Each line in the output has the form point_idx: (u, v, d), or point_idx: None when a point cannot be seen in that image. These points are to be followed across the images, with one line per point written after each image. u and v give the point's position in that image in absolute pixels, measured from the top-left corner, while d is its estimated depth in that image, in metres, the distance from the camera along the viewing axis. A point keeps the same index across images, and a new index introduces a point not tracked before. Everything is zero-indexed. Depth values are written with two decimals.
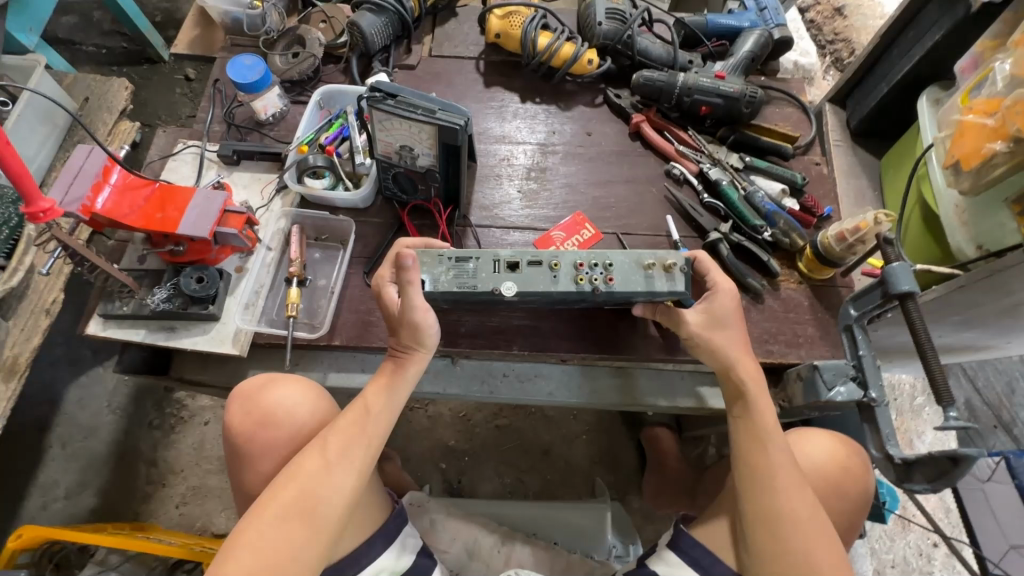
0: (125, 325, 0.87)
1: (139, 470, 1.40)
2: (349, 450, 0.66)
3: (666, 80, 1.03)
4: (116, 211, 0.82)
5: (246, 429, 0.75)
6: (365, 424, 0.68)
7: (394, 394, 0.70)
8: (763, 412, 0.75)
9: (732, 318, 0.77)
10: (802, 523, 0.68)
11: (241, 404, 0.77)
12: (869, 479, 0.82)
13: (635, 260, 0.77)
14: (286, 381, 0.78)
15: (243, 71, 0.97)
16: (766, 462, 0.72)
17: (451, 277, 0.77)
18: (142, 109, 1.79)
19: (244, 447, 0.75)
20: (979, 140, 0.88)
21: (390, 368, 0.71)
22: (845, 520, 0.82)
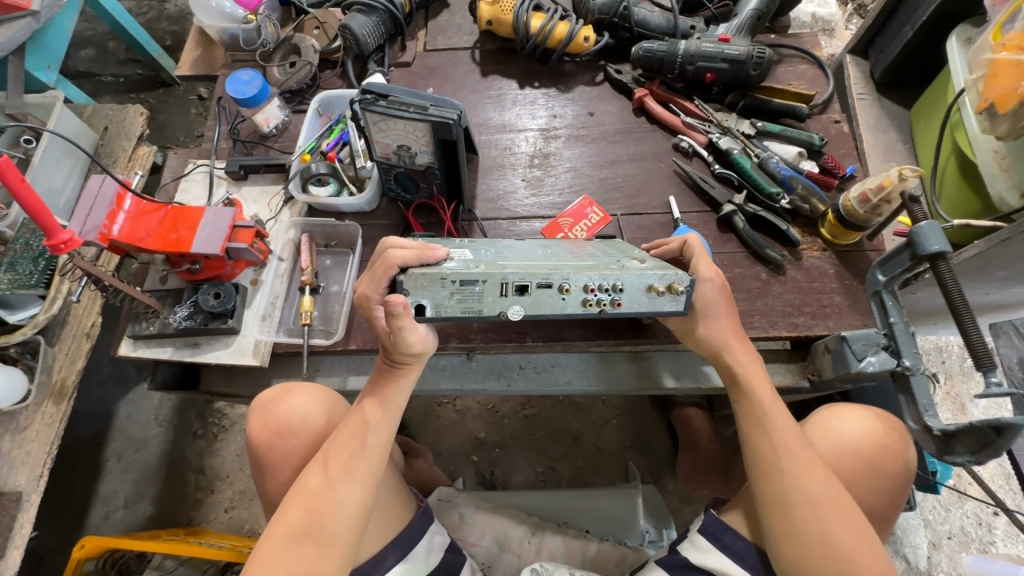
0: (154, 343, 0.91)
1: (188, 477, 1.47)
2: (348, 462, 0.67)
3: (666, 50, 0.98)
4: (133, 236, 0.85)
5: (266, 438, 0.77)
6: (365, 437, 0.69)
7: (390, 402, 0.71)
8: (760, 394, 0.73)
9: (719, 308, 0.75)
10: (823, 506, 0.64)
11: (259, 414, 0.79)
12: (908, 454, 0.77)
13: (645, 284, 0.67)
14: (301, 390, 0.80)
15: (240, 86, 0.99)
16: (770, 444, 0.69)
17: (455, 302, 0.66)
18: (162, 133, 1.85)
19: (264, 456, 0.77)
20: (1013, 80, 0.80)
21: (390, 375, 0.71)
22: (889, 499, 0.77)
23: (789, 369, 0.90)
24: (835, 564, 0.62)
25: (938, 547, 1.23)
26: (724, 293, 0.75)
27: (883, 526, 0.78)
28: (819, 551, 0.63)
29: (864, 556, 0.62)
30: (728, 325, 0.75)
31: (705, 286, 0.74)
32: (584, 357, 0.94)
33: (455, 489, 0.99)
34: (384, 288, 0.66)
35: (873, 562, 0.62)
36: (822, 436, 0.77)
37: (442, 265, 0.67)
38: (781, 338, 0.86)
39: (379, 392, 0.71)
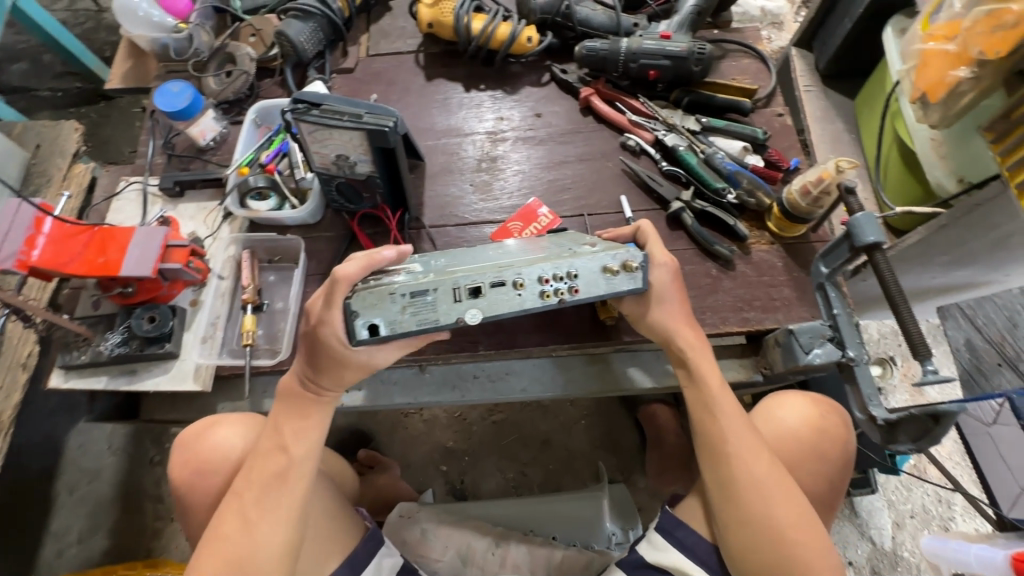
0: (86, 374, 0.86)
1: (146, 507, 1.41)
2: (267, 501, 0.65)
3: (609, 48, 0.97)
4: (55, 261, 0.80)
5: (188, 476, 0.76)
6: (290, 467, 0.67)
7: (311, 431, 0.69)
8: (711, 386, 0.72)
9: (671, 292, 0.73)
10: (767, 490, 0.66)
11: (185, 446, 0.77)
12: (848, 438, 0.78)
13: (599, 265, 0.67)
14: (227, 421, 0.78)
15: (170, 99, 0.95)
16: (719, 431, 0.70)
17: (409, 316, 0.63)
18: (105, 148, 1.77)
19: (187, 494, 0.76)
20: (941, 70, 0.81)
21: (311, 403, 0.69)
22: (831, 485, 0.78)
23: (743, 364, 0.90)
24: (779, 545, 0.64)
25: (902, 527, 1.26)
26: (677, 285, 0.74)
27: (827, 513, 0.79)
28: (765, 534, 0.65)
29: (805, 537, 0.64)
30: (678, 321, 0.74)
31: (660, 271, 0.73)
32: (540, 363, 0.92)
33: (418, 504, 0.97)
34: (341, 318, 0.64)
35: (812, 542, 0.64)
36: (762, 424, 0.79)
37: (392, 281, 0.65)
38: (734, 333, 0.86)
39: (300, 419, 0.69)
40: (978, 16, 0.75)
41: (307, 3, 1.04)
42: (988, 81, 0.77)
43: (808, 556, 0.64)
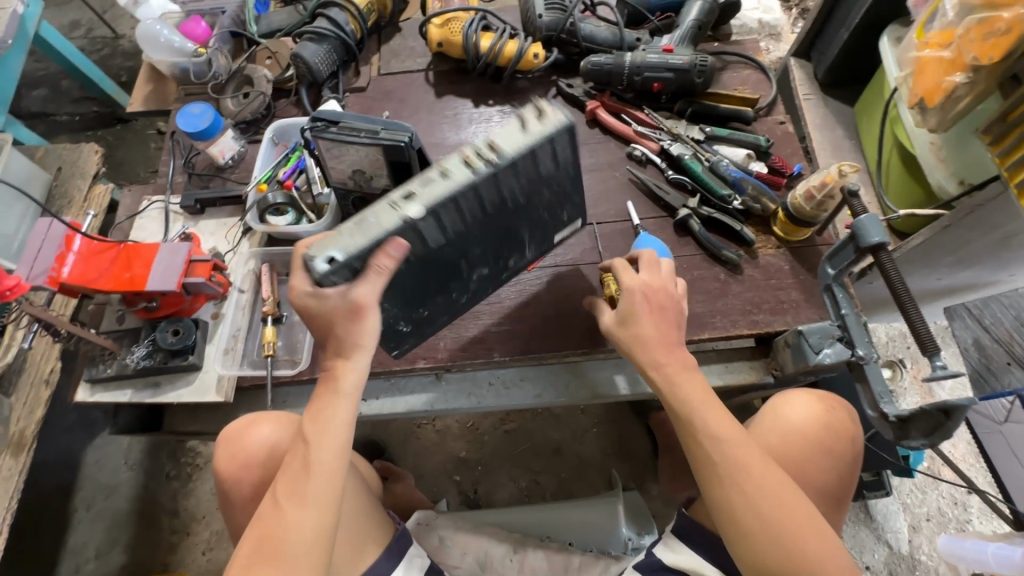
0: (112, 387, 0.88)
1: (162, 521, 1.42)
2: (293, 487, 0.61)
3: (613, 62, 1.01)
4: (85, 277, 0.83)
5: (234, 471, 0.77)
6: (313, 452, 0.61)
7: (338, 413, 0.62)
8: (701, 406, 0.67)
9: (639, 310, 0.71)
10: (773, 497, 0.63)
11: (231, 441, 0.79)
12: (854, 434, 0.81)
13: (511, 122, 0.66)
14: (270, 419, 0.80)
15: (192, 120, 0.98)
16: (705, 451, 0.66)
17: (357, 236, 0.60)
18: (120, 169, 1.82)
19: (231, 488, 0.78)
20: (937, 76, 0.84)
21: (327, 387, 0.63)
22: (840, 476, 0.79)
23: (753, 366, 0.92)
24: (790, 552, 0.62)
25: (918, 530, 1.25)
26: (648, 300, 0.71)
27: (838, 508, 0.80)
28: (772, 546, 0.62)
29: (815, 539, 0.62)
30: (655, 343, 0.70)
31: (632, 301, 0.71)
32: (554, 369, 0.94)
33: (435, 512, 0.98)
34: (304, 276, 0.63)
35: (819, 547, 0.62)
36: (769, 424, 0.81)
37: None
38: (745, 336, 0.88)
39: (317, 404, 0.63)
40: (971, 24, 0.77)
41: (322, 26, 1.08)
42: (983, 85, 0.80)
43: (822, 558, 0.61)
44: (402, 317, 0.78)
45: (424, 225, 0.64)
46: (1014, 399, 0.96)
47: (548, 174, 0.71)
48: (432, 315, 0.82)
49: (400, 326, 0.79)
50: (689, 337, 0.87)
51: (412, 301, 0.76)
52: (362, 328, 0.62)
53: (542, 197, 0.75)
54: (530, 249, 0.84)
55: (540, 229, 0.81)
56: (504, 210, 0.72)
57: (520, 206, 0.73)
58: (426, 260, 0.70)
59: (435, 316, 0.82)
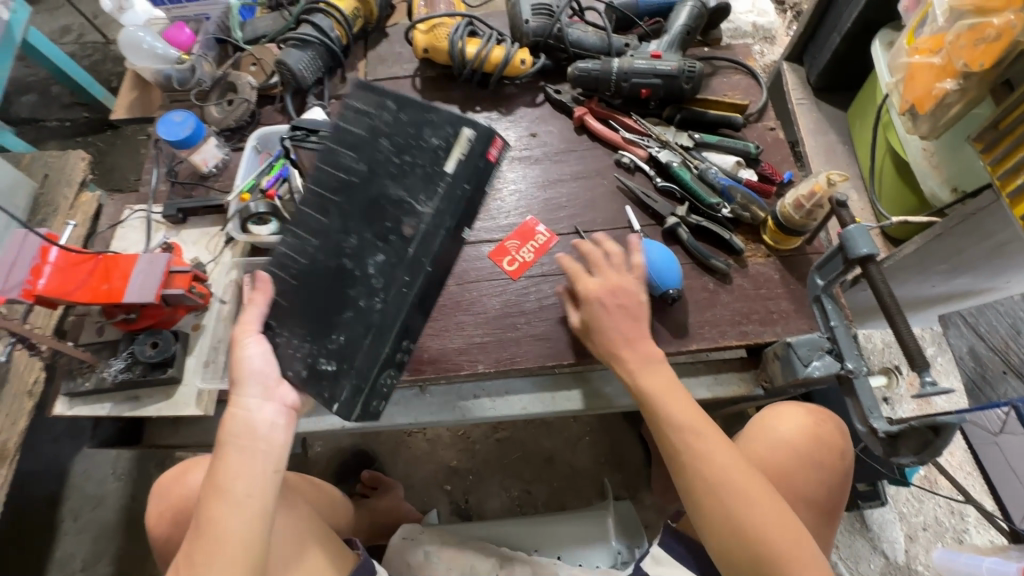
0: (91, 401, 0.87)
1: (150, 532, 1.41)
2: (210, 547, 0.59)
3: (601, 69, 0.99)
4: (61, 289, 0.82)
5: (169, 516, 0.83)
6: (228, 503, 0.61)
7: (250, 462, 0.63)
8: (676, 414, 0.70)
9: (606, 316, 0.77)
10: (748, 497, 0.64)
11: (163, 495, 0.84)
12: (842, 451, 0.80)
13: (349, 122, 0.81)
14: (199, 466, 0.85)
15: (173, 128, 0.97)
16: (673, 442, 0.69)
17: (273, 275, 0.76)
18: (111, 175, 1.81)
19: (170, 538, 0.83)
20: (928, 82, 0.82)
21: (230, 453, 0.63)
22: (824, 489, 0.78)
23: (743, 378, 0.90)
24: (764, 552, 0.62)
25: (915, 540, 1.23)
26: (608, 305, 0.77)
27: (832, 516, 0.79)
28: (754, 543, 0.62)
29: (788, 538, 0.62)
30: (621, 344, 0.75)
31: (595, 307, 0.78)
32: (540, 381, 0.92)
33: (421, 528, 0.98)
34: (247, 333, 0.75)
35: (796, 546, 0.62)
36: (758, 436, 0.79)
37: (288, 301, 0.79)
38: (734, 347, 0.86)
39: (222, 456, 0.63)
40: (961, 30, 0.75)
41: (306, 33, 1.07)
42: (975, 91, 0.79)
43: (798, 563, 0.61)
44: (317, 353, 0.73)
45: (289, 250, 0.78)
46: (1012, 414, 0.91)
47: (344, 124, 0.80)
48: (354, 341, 0.74)
49: (324, 365, 0.73)
50: (677, 348, 0.85)
51: (318, 329, 0.75)
52: (236, 352, 0.69)
53: (386, 164, 0.79)
54: (425, 199, 0.78)
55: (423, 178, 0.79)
56: (363, 191, 0.79)
57: (364, 179, 0.79)
58: (309, 282, 0.76)
59: (355, 344, 0.74)
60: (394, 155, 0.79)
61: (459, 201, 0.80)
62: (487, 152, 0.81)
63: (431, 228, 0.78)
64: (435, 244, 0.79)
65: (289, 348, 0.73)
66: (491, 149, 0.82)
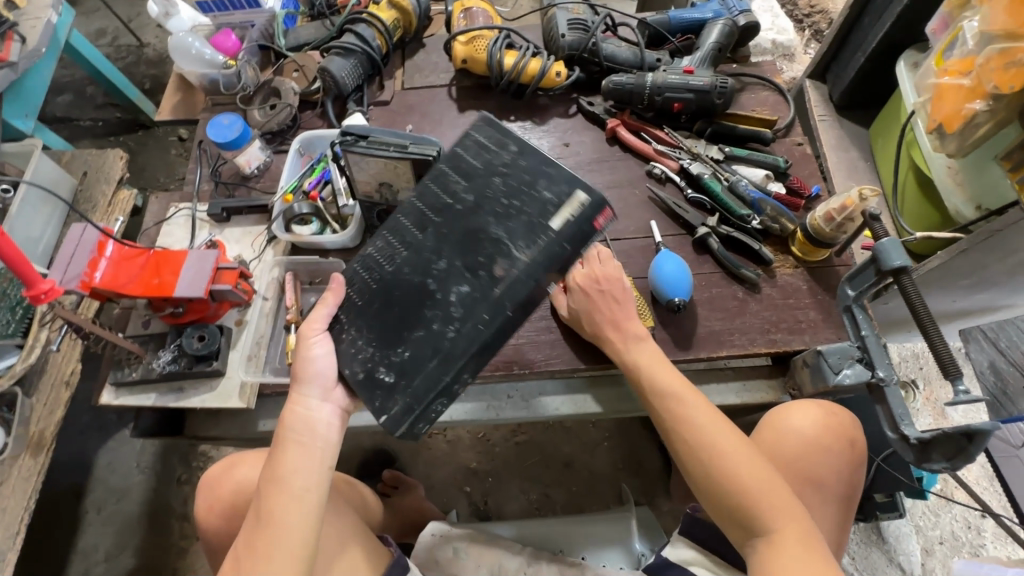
0: (137, 391, 0.90)
1: (172, 525, 1.43)
2: (270, 537, 0.63)
3: (635, 82, 1.03)
4: (115, 282, 0.85)
5: (221, 510, 0.85)
6: (287, 496, 0.64)
7: (308, 459, 0.66)
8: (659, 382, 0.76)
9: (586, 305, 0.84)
10: (728, 455, 0.69)
11: (210, 489, 0.87)
12: (854, 435, 0.83)
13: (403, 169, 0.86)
14: (243, 463, 0.87)
15: (222, 130, 1.01)
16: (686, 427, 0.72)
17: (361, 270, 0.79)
18: (142, 174, 1.85)
19: (213, 530, 0.86)
20: (957, 102, 0.85)
21: (292, 447, 0.67)
22: (838, 473, 0.80)
23: (771, 385, 0.92)
24: (747, 506, 0.67)
25: (932, 553, 1.24)
26: (589, 292, 0.84)
27: (848, 504, 0.82)
28: (736, 498, 0.67)
29: (767, 491, 0.67)
30: (610, 326, 0.82)
31: (580, 295, 0.85)
32: (572, 383, 0.95)
33: (449, 525, 0.99)
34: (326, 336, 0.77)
35: (774, 497, 0.66)
36: (772, 434, 0.82)
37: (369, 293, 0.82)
38: (762, 355, 0.89)
39: (282, 450, 0.67)
40: (990, 54, 0.78)
41: (349, 41, 1.11)
42: (1005, 113, 0.80)
43: (779, 515, 0.66)
44: (379, 361, 0.73)
45: (379, 251, 0.78)
46: None
47: (466, 155, 0.76)
48: (417, 361, 0.72)
49: (381, 375, 0.73)
50: (707, 354, 0.88)
51: (387, 339, 0.74)
52: (304, 349, 0.73)
53: (495, 201, 0.73)
54: (523, 246, 0.71)
55: (521, 222, 0.72)
56: (461, 218, 0.74)
57: (469, 209, 0.74)
58: (387, 291, 0.76)
59: (419, 363, 0.72)
60: (505, 194, 0.73)
61: (557, 257, 0.70)
62: (595, 218, 0.71)
63: (519, 276, 0.71)
64: (523, 293, 0.71)
65: (352, 348, 0.74)
66: (602, 218, 0.72)
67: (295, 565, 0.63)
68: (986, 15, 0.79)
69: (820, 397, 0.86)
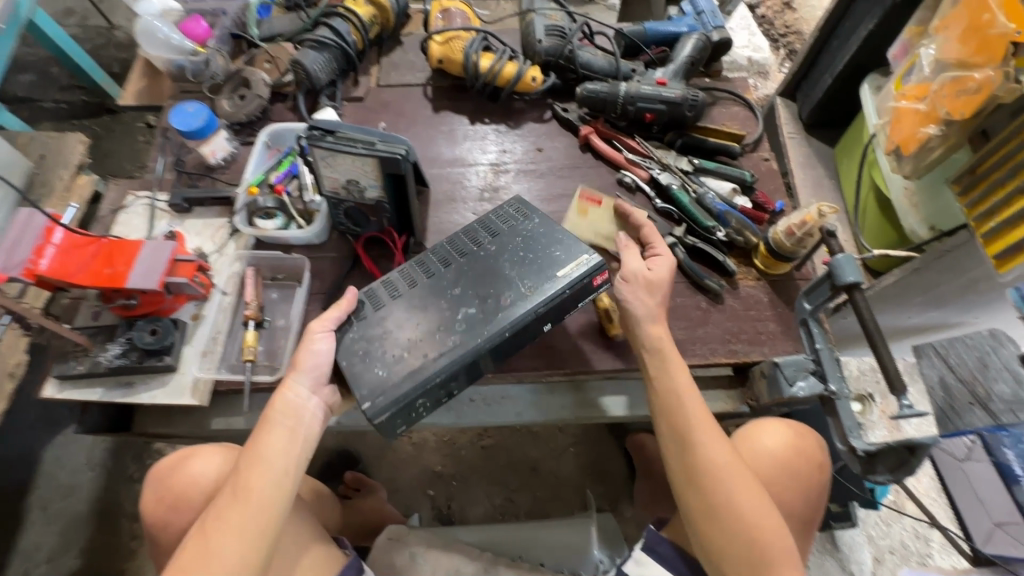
0: (82, 384, 0.86)
1: (121, 526, 1.38)
2: (241, 513, 0.64)
3: (608, 91, 1.04)
4: (63, 271, 0.81)
5: (173, 501, 0.81)
6: (268, 474, 0.66)
7: (287, 441, 0.68)
8: (677, 391, 0.72)
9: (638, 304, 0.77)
10: (726, 475, 0.67)
11: (160, 482, 0.83)
12: (822, 461, 0.83)
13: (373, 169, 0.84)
14: (200, 454, 0.84)
15: (186, 118, 0.98)
16: (679, 433, 0.71)
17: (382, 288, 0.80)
18: (106, 160, 1.78)
19: (159, 526, 0.82)
20: (913, 126, 0.87)
21: (280, 429, 0.68)
22: (805, 495, 0.81)
23: (730, 395, 0.94)
24: (733, 522, 0.66)
25: (883, 563, 1.27)
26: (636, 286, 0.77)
27: (806, 528, 0.83)
28: (726, 515, 0.66)
29: (757, 512, 0.66)
30: (648, 323, 0.76)
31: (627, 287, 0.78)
32: (536, 388, 0.94)
33: (408, 528, 0.98)
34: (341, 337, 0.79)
35: (759, 511, 0.66)
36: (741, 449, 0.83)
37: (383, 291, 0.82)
38: (722, 365, 0.90)
39: (266, 430, 0.68)
40: (945, 81, 0.81)
41: (323, 35, 1.09)
42: (955, 137, 0.84)
43: (769, 534, 0.66)
44: (376, 359, 0.74)
45: (401, 274, 0.81)
46: (975, 439, 1.06)
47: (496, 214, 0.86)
48: (414, 363, 0.73)
49: (374, 371, 0.73)
50: None
51: (390, 339, 0.75)
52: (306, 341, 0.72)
53: (512, 250, 0.80)
54: (529, 285, 0.77)
55: (530, 266, 0.78)
56: (481, 262, 0.80)
57: (490, 255, 0.80)
58: (403, 302, 0.78)
59: (414, 363, 0.73)
60: (523, 247, 0.80)
61: (555, 300, 0.76)
62: (594, 276, 0.78)
63: (519, 307, 0.75)
64: (519, 323, 0.74)
65: (353, 345, 0.74)
66: (599, 279, 0.79)
67: (258, 545, 0.64)
68: (942, 43, 0.82)
69: (782, 415, 0.86)
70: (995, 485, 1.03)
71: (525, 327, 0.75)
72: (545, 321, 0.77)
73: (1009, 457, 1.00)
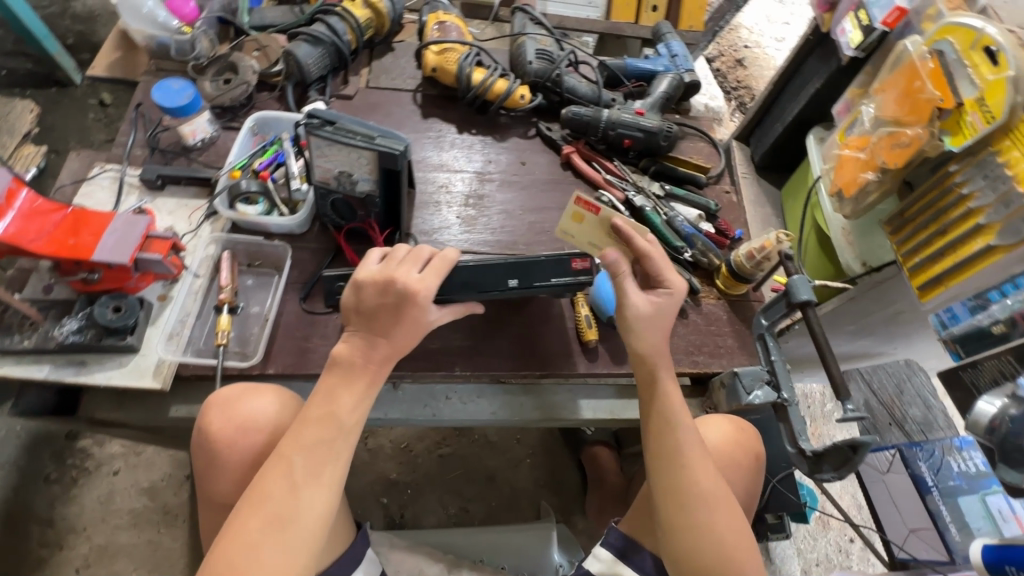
0: (26, 360, 0.79)
1: (30, 530, 1.21)
2: (313, 465, 0.64)
3: (592, 115, 1.12)
4: (21, 237, 0.76)
5: (228, 434, 0.75)
6: (343, 431, 0.67)
7: (363, 397, 0.69)
8: (662, 406, 0.78)
9: (643, 323, 0.80)
10: (706, 494, 0.72)
11: (228, 413, 0.75)
12: (757, 454, 0.87)
13: (360, 163, 0.85)
14: (262, 392, 0.78)
15: (170, 95, 0.95)
16: (673, 442, 0.75)
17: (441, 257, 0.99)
18: (49, 134, 1.64)
19: (220, 453, 0.74)
20: (854, 171, 1.01)
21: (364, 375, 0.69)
22: (750, 485, 0.86)
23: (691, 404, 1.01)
24: (713, 542, 0.70)
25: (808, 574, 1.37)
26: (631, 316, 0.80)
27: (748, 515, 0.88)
28: (705, 535, 0.70)
29: (737, 531, 0.71)
30: (643, 328, 0.80)
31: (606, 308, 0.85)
32: (511, 389, 0.96)
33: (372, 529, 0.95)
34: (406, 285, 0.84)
35: (733, 510, 0.72)
36: None
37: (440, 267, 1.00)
38: (686, 375, 0.97)
39: (348, 380, 0.69)
40: (883, 135, 0.94)
41: (319, 30, 1.10)
42: (889, 184, 0.98)
43: (745, 542, 0.71)
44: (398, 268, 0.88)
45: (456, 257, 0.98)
46: (895, 453, 1.18)
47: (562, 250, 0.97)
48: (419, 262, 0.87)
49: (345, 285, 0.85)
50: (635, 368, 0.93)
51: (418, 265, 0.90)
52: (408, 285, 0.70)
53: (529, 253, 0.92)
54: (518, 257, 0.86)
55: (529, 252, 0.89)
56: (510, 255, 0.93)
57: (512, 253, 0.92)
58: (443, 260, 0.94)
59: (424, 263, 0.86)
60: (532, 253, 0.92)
61: (527, 262, 0.83)
62: (574, 259, 0.84)
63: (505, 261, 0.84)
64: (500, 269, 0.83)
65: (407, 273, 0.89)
66: (579, 262, 0.83)
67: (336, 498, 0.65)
68: (882, 103, 0.95)
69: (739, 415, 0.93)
70: (911, 494, 1.14)
71: (491, 267, 0.83)
72: (512, 273, 0.83)
73: (923, 469, 1.13)
